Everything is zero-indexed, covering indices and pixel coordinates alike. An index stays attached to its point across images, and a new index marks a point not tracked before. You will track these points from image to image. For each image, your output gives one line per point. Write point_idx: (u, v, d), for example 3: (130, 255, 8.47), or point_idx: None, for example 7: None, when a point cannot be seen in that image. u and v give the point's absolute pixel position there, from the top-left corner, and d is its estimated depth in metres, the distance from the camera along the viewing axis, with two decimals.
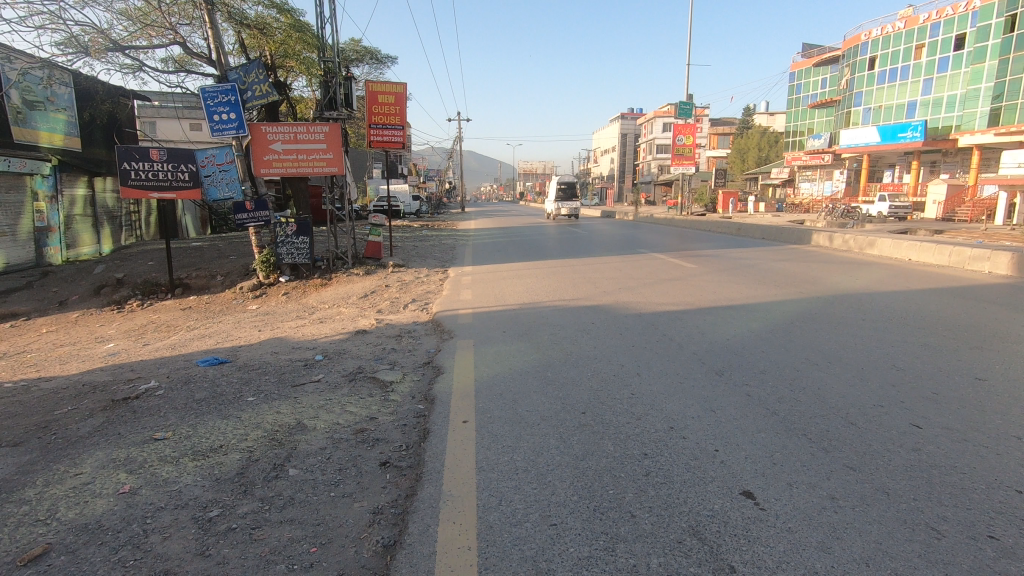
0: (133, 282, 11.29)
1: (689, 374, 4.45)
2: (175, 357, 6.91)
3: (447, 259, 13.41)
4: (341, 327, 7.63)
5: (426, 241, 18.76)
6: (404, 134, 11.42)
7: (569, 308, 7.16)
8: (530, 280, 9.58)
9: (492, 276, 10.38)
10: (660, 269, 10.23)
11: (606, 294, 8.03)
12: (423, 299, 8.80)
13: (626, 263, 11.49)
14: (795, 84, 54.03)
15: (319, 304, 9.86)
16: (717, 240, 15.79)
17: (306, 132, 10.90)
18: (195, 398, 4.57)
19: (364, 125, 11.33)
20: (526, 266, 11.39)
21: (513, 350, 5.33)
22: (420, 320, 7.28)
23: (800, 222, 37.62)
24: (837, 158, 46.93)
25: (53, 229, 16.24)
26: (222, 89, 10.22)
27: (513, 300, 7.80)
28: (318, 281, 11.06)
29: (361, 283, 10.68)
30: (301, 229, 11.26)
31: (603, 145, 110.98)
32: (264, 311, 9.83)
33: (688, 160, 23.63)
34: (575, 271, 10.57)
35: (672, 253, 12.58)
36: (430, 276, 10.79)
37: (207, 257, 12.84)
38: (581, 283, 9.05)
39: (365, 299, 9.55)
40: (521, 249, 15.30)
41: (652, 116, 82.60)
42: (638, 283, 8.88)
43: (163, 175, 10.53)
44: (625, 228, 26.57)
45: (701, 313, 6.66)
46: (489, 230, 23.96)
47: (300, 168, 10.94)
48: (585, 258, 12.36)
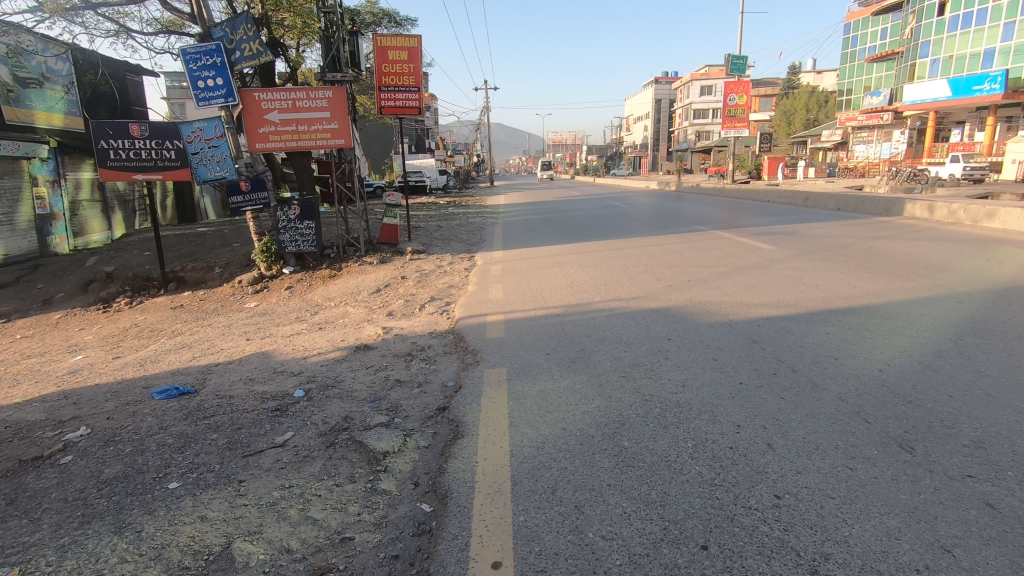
0: (123, 276, 10.06)
1: (859, 449, 2.75)
2: (139, 381, 5.56)
3: (474, 242, 11.82)
4: (342, 337, 6.14)
5: (451, 220, 17.10)
6: (421, 96, 9.67)
7: (631, 313, 5.47)
8: (574, 270, 7.90)
9: (528, 264, 8.73)
10: (732, 253, 8.37)
11: (675, 290, 6.30)
12: (444, 297, 7.24)
13: (686, 244, 9.65)
14: (850, 36, 49.54)
15: (326, 301, 8.44)
16: (784, 213, 13.67)
17: (306, 99, 9.30)
18: (100, 478, 3.11)
19: (373, 88, 9.64)
20: (567, 251, 9.69)
21: (564, 390, 3.70)
22: (438, 330, 5.71)
23: (859, 188, 34.40)
24: (899, 117, 42.96)
25: (57, 216, 15.25)
26: (205, 50, 8.70)
27: (555, 300, 6.15)
28: (326, 272, 9.65)
29: (374, 275, 9.20)
30: (304, 212, 9.79)
31: (636, 112, 106.43)
32: (263, 311, 8.48)
33: (741, 123, 21.10)
34: (627, 256, 8.81)
35: (739, 231, 10.65)
36: (455, 265, 9.22)
37: (208, 246, 11.54)
38: (639, 274, 7.32)
39: (376, 296, 8.07)
40: (558, 227, 13.55)
41: (689, 80, 78.18)
42: (711, 273, 7.11)
43: (145, 154, 9.16)
44: (668, 200, 24.32)
45: (815, 320, 4.90)
46: (521, 207, 22.16)
47: (302, 142, 9.41)
48: (634, 239, 10.56)
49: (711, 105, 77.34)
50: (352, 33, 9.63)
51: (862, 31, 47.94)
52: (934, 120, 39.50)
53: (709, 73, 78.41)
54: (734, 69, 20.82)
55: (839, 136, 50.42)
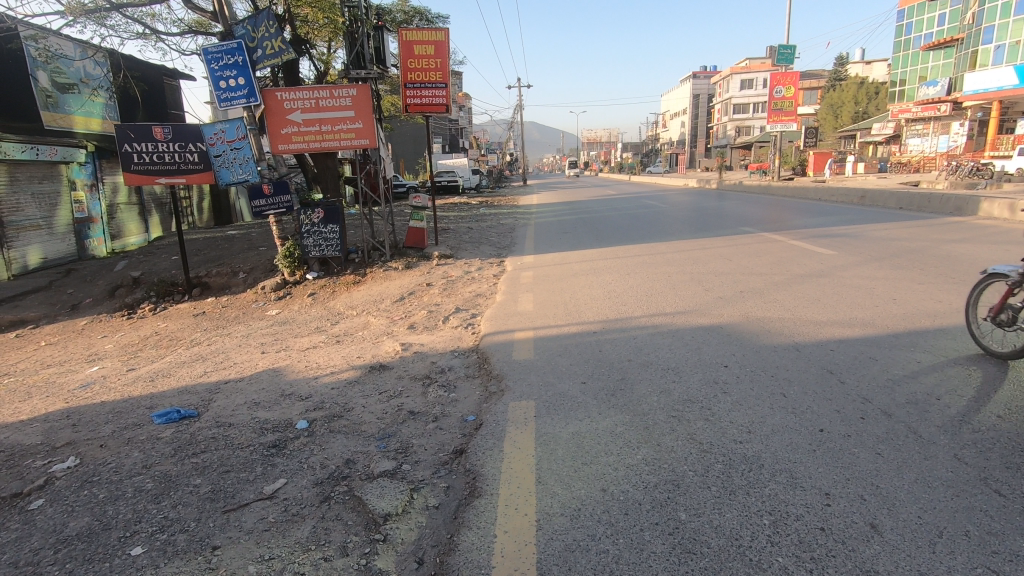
0: (149, 281, 9.93)
1: (999, 540, 2.08)
2: (144, 399, 5.23)
3: (504, 245, 11.29)
4: (359, 351, 5.69)
5: (482, 221, 16.62)
6: (447, 92, 9.21)
7: (677, 332, 4.81)
8: (611, 278, 7.27)
9: (560, 270, 8.13)
10: (787, 259, 7.57)
11: (727, 303, 5.60)
12: (470, 308, 6.72)
13: (734, 248, 8.86)
14: (904, 23, 46.86)
15: (348, 309, 8.05)
16: (840, 212, 12.63)
17: (329, 98, 8.97)
18: (61, 534, 2.69)
19: (399, 85, 9.21)
20: (603, 255, 9.05)
21: (603, 434, 3.10)
22: (460, 348, 5.19)
23: (914, 184, 32.38)
24: (958, 108, 40.37)
25: (95, 220, 15.46)
26: (226, 49, 8.45)
27: (592, 314, 5.53)
28: (350, 278, 9.28)
29: (399, 281, 8.77)
30: (328, 216, 9.44)
31: (672, 108, 104.07)
32: (284, 319, 8.15)
33: (788, 117, 19.94)
34: (668, 262, 8.12)
35: (791, 234, 9.78)
36: (483, 271, 8.71)
37: (235, 250, 11.35)
38: (683, 283, 6.63)
39: (400, 306, 7.63)
40: (593, 228, 12.89)
41: (729, 73, 75.76)
42: (765, 283, 6.37)
43: (169, 157, 8.96)
44: (708, 199, 23.29)
45: (899, 344, 4.16)
46: (554, 206, 21.51)
47: (325, 142, 9.07)
48: (675, 242, 9.82)
49: (752, 99, 74.78)
50: (377, 29, 9.22)
51: (917, 18, 45.27)
52: (998, 111, 36.91)
53: (750, 66, 75.82)
54: (781, 59, 19.63)
55: (891, 129, 47.83)
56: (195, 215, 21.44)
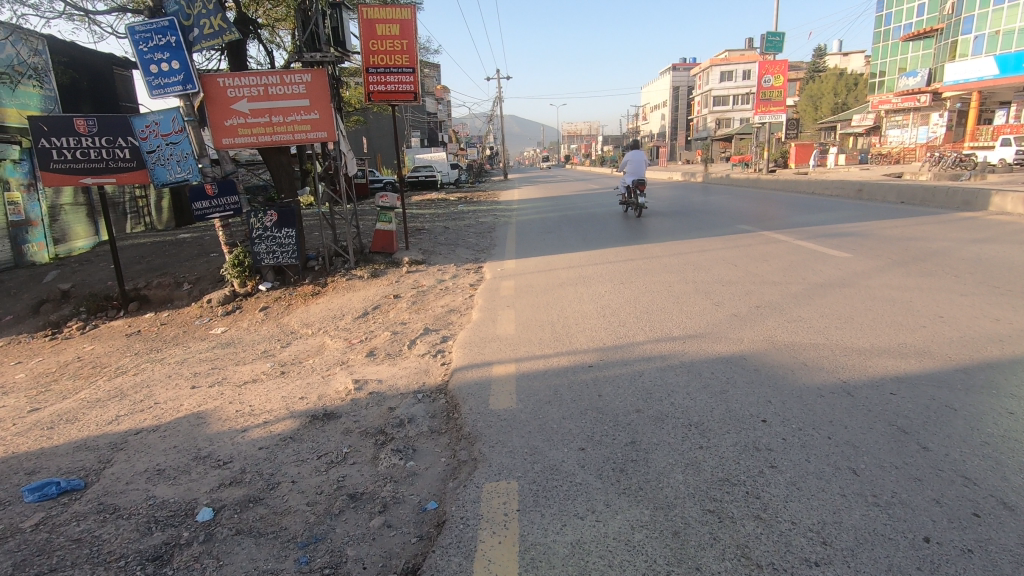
0: (80, 295, 8.76)
1: None
2: (28, 458, 4.17)
3: (483, 248, 10.34)
4: (304, 388, 4.69)
5: (460, 219, 15.62)
6: (416, 78, 8.18)
7: (691, 367, 3.90)
8: (604, 289, 6.36)
9: (545, 279, 7.20)
10: (800, 265, 6.74)
11: (744, 324, 4.72)
12: (441, 328, 5.76)
13: (736, 251, 8.02)
14: (883, 13, 46.66)
15: (303, 327, 7.03)
16: (839, 207, 11.89)
17: (279, 85, 7.89)
18: None
19: (360, 70, 8.14)
20: (592, 260, 8.14)
21: (616, 547, 2.18)
22: (426, 387, 4.23)
23: (898, 176, 32.12)
24: (937, 99, 40.34)
25: (34, 223, 14.07)
26: (156, 27, 7.32)
27: (585, 340, 4.61)
28: (309, 289, 8.24)
29: (363, 293, 7.76)
30: (283, 219, 8.37)
31: (652, 101, 103.61)
32: (229, 340, 7.09)
33: (776, 108, 19.23)
34: (666, 268, 7.24)
35: (795, 233, 8.97)
36: (458, 281, 7.74)
37: (183, 257, 10.20)
38: (687, 296, 5.75)
39: (362, 324, 6.64)
40: (579, 227, 11.99)
41: (708, 66, 75.35)
42: (783, 296, 5.51)
43: (95, 154, 7.80)
44: (694, 194, 22.55)
45: (974, 384, 3.32)
46: (536, 202, 20.55)
47: (276, 136, 8.02)
48: (670, 244, 8.96)
49: (732, 91, 74.54)
50: (333, 6, 8.22)
51: (896, 8, 45.07)
52: (977, 101, 36.84)
53: (730, 57, 75.48)
54: (770, 47, 18.85)
55: (871, 120, 47.76)
56: (153, 216, 20.04)
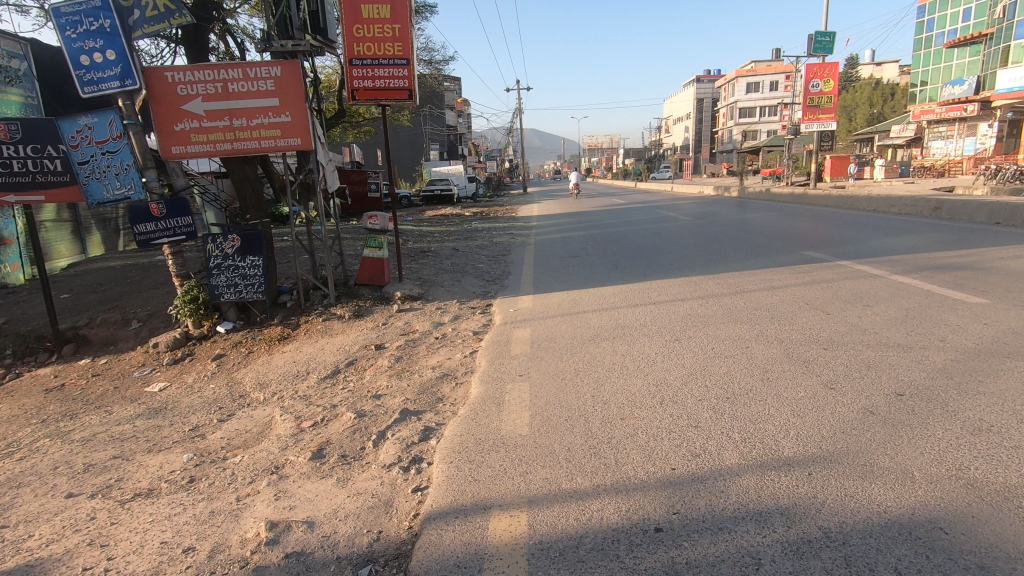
0: (11, 333, 7.31)
1: None
2: None
3: (495, 278, 8.68)
4: (201, 522, 3.05)
5: (474, 238, 14.02)
6: (410, 70, 6.64)
7: (845, 547, 2.14)
8: (652, 350, 4.63)
9: (571, 328, 5.51)
10: (919, 316, 4.91)
11: (893, 436, 2.94)
12: (425, 410, 4.08)
13: (816, 289, 6.22)
14: (925, 19, 44.20)
15: (256, 390, 5.42)
16: (922, 230, 9.94)
17: (243, 80, 6.39)
18: None
19: (342, 60, 6.55)
20: (630, 300, 6.41)
21: None
22: (378, 548, 2.56)
23: (949, 190, 29.63)
24: (987, 108, 37.71)
25: (9, 241, 12.72)
26: (86, 9, 5.86)
27: (638, 461, 2.88)
28: (277, 333, 6.67)
29: (339, 342, 6.14)
30: (247, 244, 6.82)
31: (675, 113, 101.67)
32: (163, 403, 5.53)
33: (826, 114, 17.29)
34: (730, 314, 5.48)
35: (886, 265, 7.09)
36: (459, 327, 6.08)
37: (145, 285, 8.73)
38: (779, 368, 3.99)
39: (326, 389, 5.02)
40: (608, 251, 10.26)
41: (735, 76, 73.29)
42: (926, 373, 3.71)
43: (19, 165, 6.33)
44: (730, 209, 20.63)
45: None
46: (558, 218, 18.87)
47: (238, 143, 6.51)
48: (725, 277, 7.18)
49: (759, 103, 72.27)
50: None
51: (940, 13, 42.53)
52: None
53: (757, 67, 73.24)
54: (819, 48, 16.95)
55: (912, 131, 45.18)
56: None
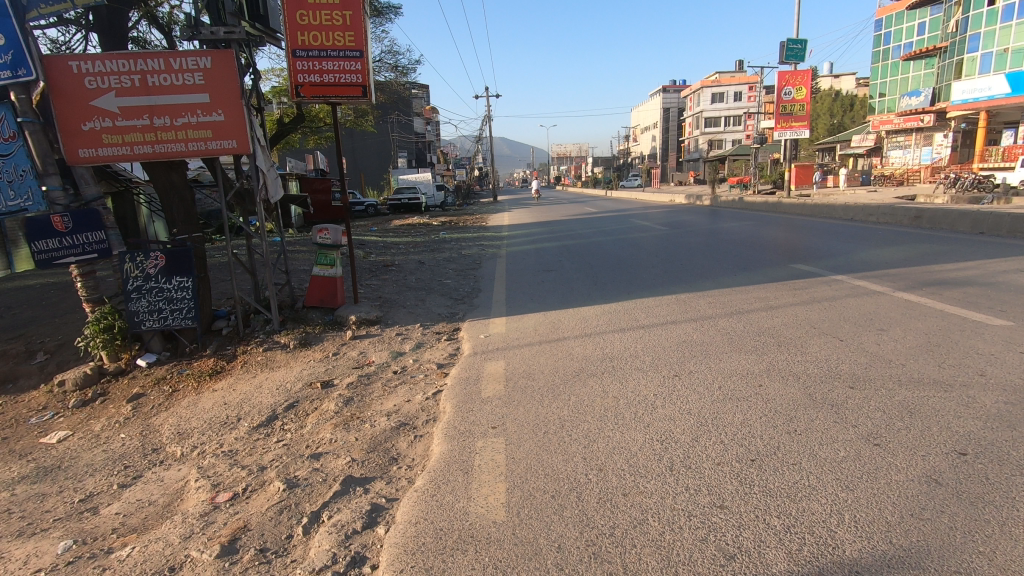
0: None
1: None
2: None
3: (463, 296, 7.89)
4: None
5: (441, 250, 13.20)
6: (364, 63, 5.83)
7: None
8: (648, 390, 3.92)
9: (551, 359, 4.76)
10: (945, 343, 4.33)
11: (977, 521, 2.28)
12: (374, 478, 3.25)
13: (819, 309, 5.63)
14: (882, 33, 45.48)
15: (173, 443, 4.48)
16: (907, 240, 9.61)
17: (165, 72, 5.46)
18: None
19: (284, 51, 5.68)
20: (616, 322, 5.72)
21: None
22: None
23: (911, 198, 30.25)
24: (942, 119, 38.86)
25: None
26: None
27: (654, 571, 2.13)
28: (209, 366, 5.73)
29: (280, 379, 5.25)
30: (173, 263, 5.88)
31: (642, 122, 102.88)
32: (58, 460, 4.53)
33: (798, 122, 17.13)
34: (731, 341, 4.82)
35: (885, 280, 6.59)
36: (422, 359, 5.27)
37: (61, 309, 7.61)
38: (803, 416, 3.31)
39: (258, 443, 4.13)
40: (585, 265, 9.58)
41: (700, 87, 74.43)
42: (981, 421, 3.09)
43: None
44: (704, 218, 20.32)
45: None
46: (529, 228, 18.19)
47: (159, 146, 5.57)
48: (715, 295, 6.54)
49: (724, 113, 73.54)
50: None
51: (896, 27, 43.81)
52: (985, 122, 35.31)
53: (722, 78, 74.52)
54: (791, 55, 16.78)
55: (872, 141, 46.38)
56: None
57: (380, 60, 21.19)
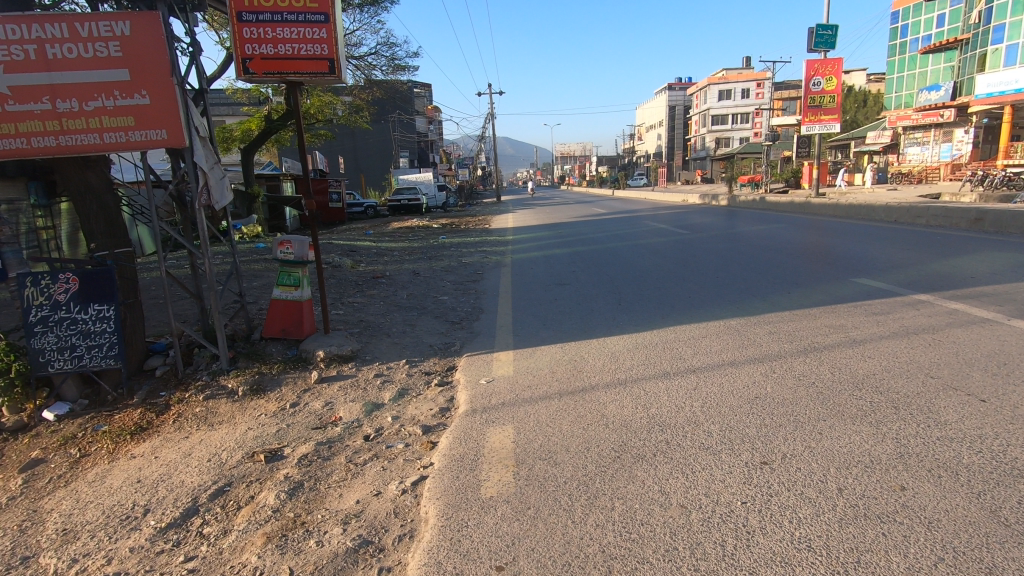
0: None
1: None
2: None
3: (462, 319, 6.59)
4: None
5: (440, 258, 11.92)
6: (330, 30, 4.58)
7: None
8: (731, 493, 2.61)
9: (577, 425, 3.46)
10: None
11: None
12: None
13: (924, 346, 4.31)
14: (899, 25, 43.93)
15: (51, 548, 3.18)
16: (978, 247, 8.27)
17: (70, 42, 4.21)
18: None
19: (228, 20, 4.39)
20: (657, 363, 4.43)
21: None
22: None
23: (935, 197, 28.80)
24: (963, 114, 37.29)
25: None
26: None
27: None
28: (133, 421, 4.45)
29: (218, 445, 3.96)
30: (89, 288, 4.63)
31: (648, 120, 101.44)
32: None
33: (828, 115, 15.87)
34: (823, 399, 3.51)
35: (989, 302, 5.26)
36: (403, 419, 3.97)
37: None
38: (1013, 569, 2.00)
39: (159, 560, 2.84)
40: (603, 278, 8.26)
41: (707, 84, 72.96)
42: None
43: None
44: (722, 220, 18.95)
45: None
46: (536, 231, 16.87)
47: (65, 138, 4.30)
48: (774, 324, 5.22)
49: (732, 110, 71.97)
50: None
51: (914, 19, 42.23)
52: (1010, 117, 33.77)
53: (730, 74, 72.99)
54: (821, 42, 15.41)
55: (888, 137, 44.81)
56: None
57: (377, 52, 19.92)
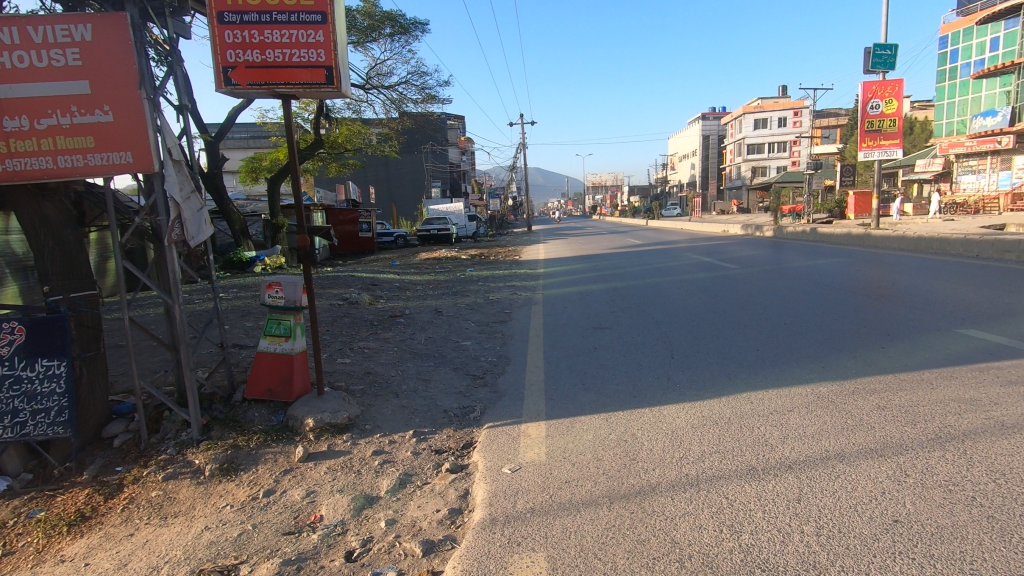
0: None
1: None
2: None
3: (484, 373, 5.64)
4: None
5: (465, 294, 11.06)
6: (328, 32, 3.82)
7: None
8: None
9: (637, 559, 2.45)
10: None
11: None
12: None
13: None
14: (948, 50, 42.20)
15: None
16: None
17: (23, 49, 3.55)
18: None
19: (209, 22, 3.67)
20: (737, 451, 3.36)
21: None
22: None
23: (999, 227, 26.74)
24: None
25: None
26: None
27: None
28: (76, 505, 3.57)
29: (165, 552, 3.04)
30: (39, 338, 3.85)
31: (680, 150, 100.46)
32: None
33: (889, 141, 14.54)
34: (996, 530, 2.43)
35: None
36: (401, 526, 3.01)
37: None
38: None
39: None
40: (647, 322, 7.23)
41: (742, 113, 71.76)
42: None
43: None
44: (769, 252, 17.67)
45: None
46: (568, 264, 15.93)
47: (13, 163, 3.59)
48: (877, 395, 4.09)
49: (769, 139, 70.45)
50: None
51: (964, 43, 40.52)
52: None
53: (766, 103, 71.67)
54: (878, 63, 14.34)
55: (939, 165, 42.62)
56: None
57: (407, 81, 19.66)
